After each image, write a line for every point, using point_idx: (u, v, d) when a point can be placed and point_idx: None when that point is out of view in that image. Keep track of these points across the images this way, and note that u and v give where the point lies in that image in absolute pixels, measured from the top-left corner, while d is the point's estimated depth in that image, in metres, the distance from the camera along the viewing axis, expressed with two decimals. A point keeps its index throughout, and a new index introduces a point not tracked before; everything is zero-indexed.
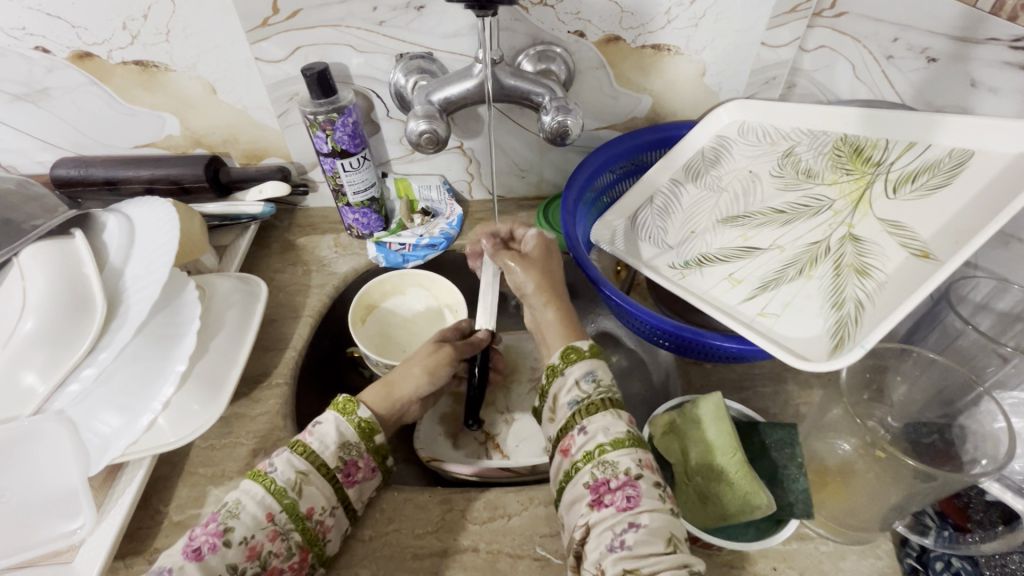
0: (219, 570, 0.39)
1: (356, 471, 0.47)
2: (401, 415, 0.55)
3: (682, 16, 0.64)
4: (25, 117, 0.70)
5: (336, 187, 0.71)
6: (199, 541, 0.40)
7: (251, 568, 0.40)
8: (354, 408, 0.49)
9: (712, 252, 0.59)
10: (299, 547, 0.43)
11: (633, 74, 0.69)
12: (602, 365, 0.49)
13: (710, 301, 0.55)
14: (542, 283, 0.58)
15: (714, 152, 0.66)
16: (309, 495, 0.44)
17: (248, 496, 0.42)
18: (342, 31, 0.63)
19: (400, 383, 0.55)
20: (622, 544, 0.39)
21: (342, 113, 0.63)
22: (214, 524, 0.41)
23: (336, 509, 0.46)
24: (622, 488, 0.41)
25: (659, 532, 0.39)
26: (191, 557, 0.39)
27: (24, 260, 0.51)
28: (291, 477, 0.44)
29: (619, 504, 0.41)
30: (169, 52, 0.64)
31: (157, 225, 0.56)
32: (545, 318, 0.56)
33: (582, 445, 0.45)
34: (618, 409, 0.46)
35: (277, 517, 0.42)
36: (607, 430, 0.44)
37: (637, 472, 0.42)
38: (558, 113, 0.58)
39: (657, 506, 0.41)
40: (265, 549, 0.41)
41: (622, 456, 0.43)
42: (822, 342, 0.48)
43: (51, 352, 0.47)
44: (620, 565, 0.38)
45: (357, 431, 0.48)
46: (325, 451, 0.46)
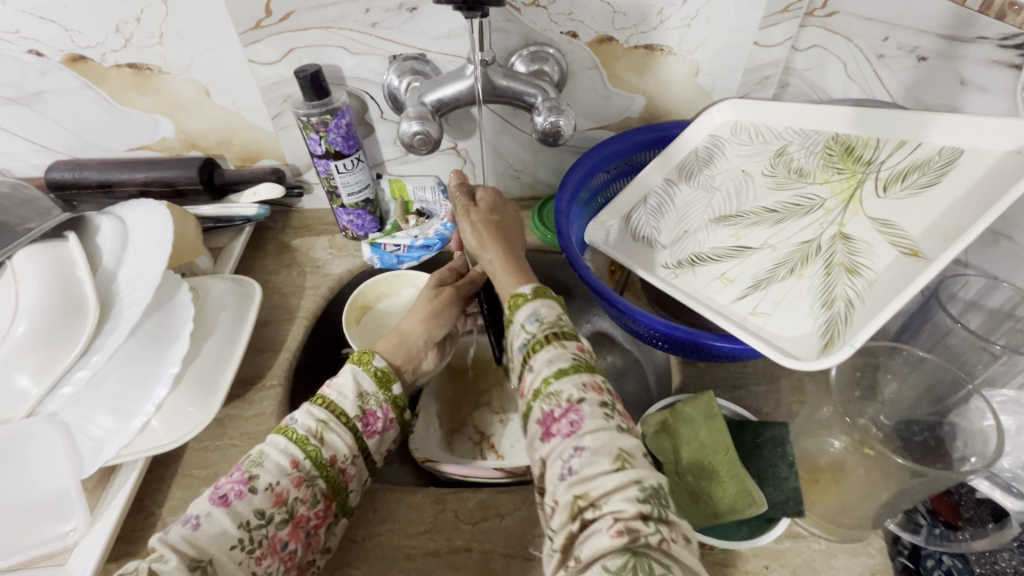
0: (246, 515, 0.40)
1: (374, 421, 0.48)
2: (417, 362, 0.57)
3: (674, 17, 0.64)
4: (20, 120, 0.70)
5: (330, 188, 0.71)
6: (225, 488, 0.41)
7: (279, 513, 0.41)
8: (370, 358, 0.51)
9: (704, 251, 0.59)
10: (323, 495, 0.44)
11: (626, 74, 0.69)
12: (548, 303, 0.48)
13: (702, 301, 0.55)
14: (487, 232, 0.58)
15: (707, 152, 0.66)
16: (330, 443, 0.45)
17: (271, 447, 0.44)
18: (335, 34, 0.63)
19: (411, 333, 0.57)
20: (570, 470, 0.38)
21: (334, 115, 0.63)
22: (240, 473, 0.42)
23: (357, 458, 0.47)
24: (565, 415, 0.41)
25: (604, 451, 0.38)
26: (218, 504, 0.40)
27: (17, 263, 0.51)
28: (311, 425, 0.45)
29: (564, 432, 0.40)
30: (163, 55, 0.65)
31: (151, 228, 0.56)
32: (490, 263, 0.56)
33: (531, 384, 0.44)
34: (564, 339, 0.45)
35: (301, 464, 0.43)
36: (550, 363, 0.44)
37: (579, 396, 0.41)
38: (550, 114, 0.59)
39: (601, 426, 0.39)
40: (290, 496, 0.42)
41: (564, 384, 0.42)
42: (812, 341, 0.48)
43: (45, 354, 0.47)
44: (571, 492, 0.37)
45: (375, 381, 0.50)
46: (344, 401, 0.48)
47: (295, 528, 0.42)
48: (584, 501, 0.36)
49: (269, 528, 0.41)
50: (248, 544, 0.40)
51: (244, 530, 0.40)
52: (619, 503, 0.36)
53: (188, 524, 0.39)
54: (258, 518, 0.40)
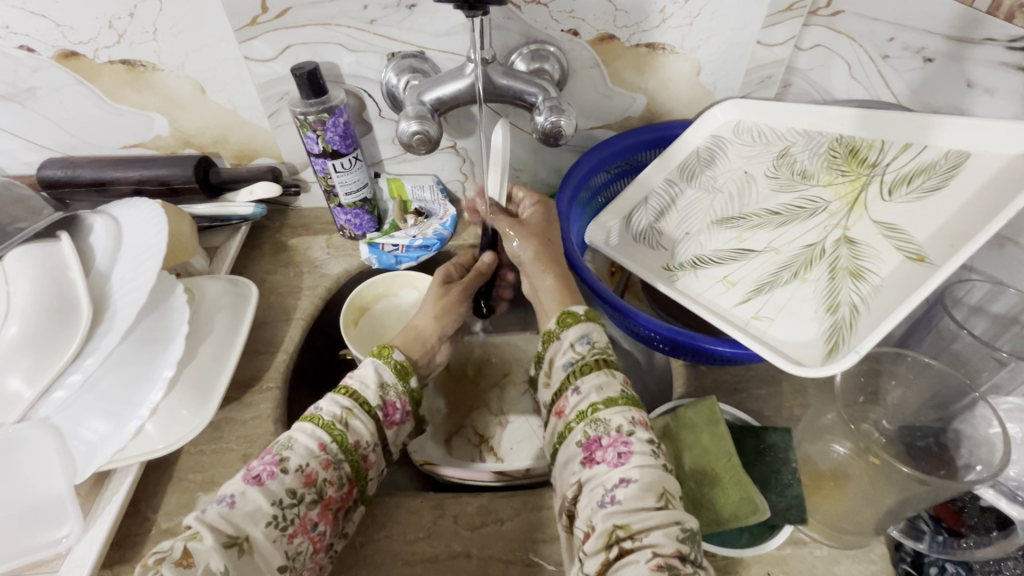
0: (280, 494, 0.40)
1: (393, 412, 0.49)
2: (431, 357, 0.58)
3: (677, 15, 0.63)
4: (11, 117, 0.68)
5: (328, 187, 0.70)
6: (257, 469, 0.41)
7: (309, 493, 0.41)
8: (390, 353, 0.52)
9: (707, 254, 0.59)
10: (347, 478, 0.44)
11: (627, 73, 0.69)
12: (597, 327, 0.50)
13: (704, 304, 0.55)
14: (540, 252, 0.56)
15: (708, 152, 0.66)
16: (355, 429, 0.45)
17: (299, 431, 0.44)
18: (332, 30, 0.62)
19: (426, 328, 0.58)
20: (613, 499, 0.39)
21: (332, 113, 0.62)
22: (270, 455, 0.42)
23: (378, 446, 0.47)
24: (613, 445, 0.41)
25: (650, 488, 0.39)
26: (252, 483, 0.40)
27: (8, 263, 0.50)
28: (336, 411, 0.46)
29: (610, 461, 0.41)
30: (157, 51, 0.63)
31: (145, 228, 0.55)
32: (544, 287, 0.55)
33: (576, 405, 0.45)
34: (612, 368, 0.47)
35: (329, 447, 0.44)
36: (600, 389, 0.45)
37: (629, 429, 0.42)
38: (551, 114, 0.58)
39: (648, 461, 0.40)
40: (320, 477, 0.42)
41: (614, 414, 0.43)
42: (816, 346, 0.48)
43: (38, 358, 0.46)
44: (611, 520, 0.38)
45: (394, 372, 0.50)
46: (366, 390, 0.48)
47: (325, 508, 0.43)
48: (624, 531, 0.37)
49: (301, 507, 0.41)
50: (281, 522, 0.40)
51: (276, 508, 0.40)
52: (661, 538, 0.37)
53: (223, 501, 0.40)
54: (290, 497, 0.41)
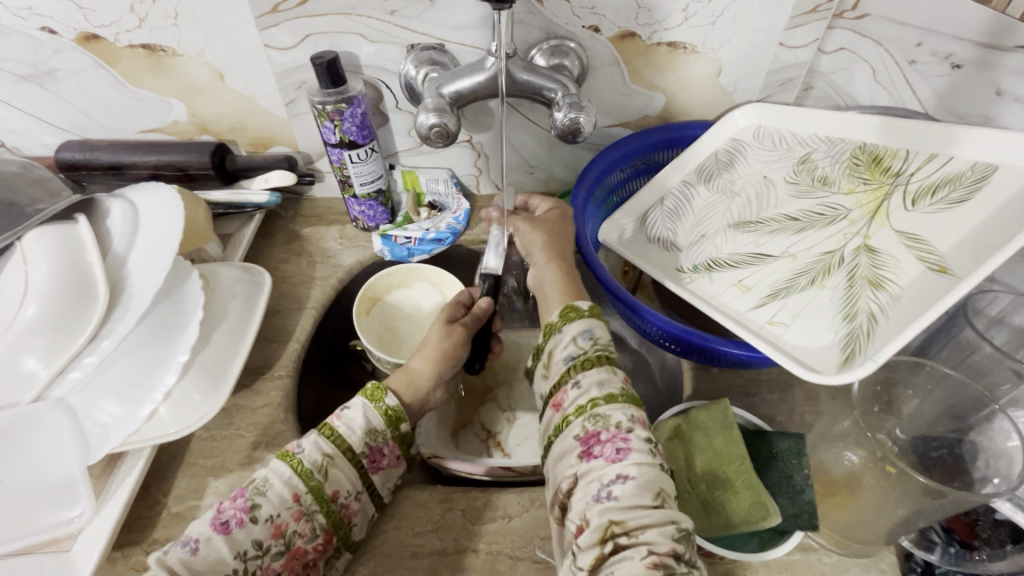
0: (244, 545, 0.40)
1: (380, 458, 0.47)
2: (426, 403, 0.53)
3: (699, 14, 0.63)
4: (30, 98, 0.69)
5: (343, 178, 0.70)
6: (227, 514, 0.41)
7: (276, 545, 0.41)
8: (383, 396, 0.48)
9: (722, 257, 0.58)
10: (323, 529, 0.43)
11: (648, 71, 0.68)
12: (601, 325, 0.49)
13: (719, 308, 0.54)
14: (548, 247, 0.58)
15: (727, 155, 0.65)
16: (334, 478, 0.44)
17: (276, 473, 0.43)
18: (353, 20, 0.62)
19: (420, 372, 0.53)
20: (609, 495, 0.39)
21: (350, 104, 0.62)
22: (244, 498, 0.42)
23: (361, 493, 0.46)
24: (612, 441, 0.41)
25: (647, 485, 0.39)
26: (219, 530, 0.40)
27: (27, 244, 0.51)
28: (317, 458, 0.44)
29: (609, 456, 0.41)
30: (177, 37, 0.63)
31: (162, 213, 0.56)
32: (546, 279, 0.56)
33: (576, 399, 0.45)
34: (613, 366, 0.46)
35: (303, 498, 0.42)
36: (601, 385, 0.45)
37: (628, 425, 0.42)
38: (571, 110, 0.58)
39: (646, 459, 0.40)
40: (289, 529, 0.41)
41: (614, 410, 0.43)
42: (832, 353, 0.47)
43: (54, 338, 0.46)
44: (606, 516, 0.38)
45: (385, 419, 0.47)
46: (352, 436, 0.46)
47: (291, 559, 0.42)
48: (620, 527, 0.38)
49: (265, 558, 0.40)
50: (242, 574, 0.40)
51: (240, 560, 0.40)
52: (655, 537, 0.37)
53: (186, 546, 0.39)
54: (255, 548, 0.40)
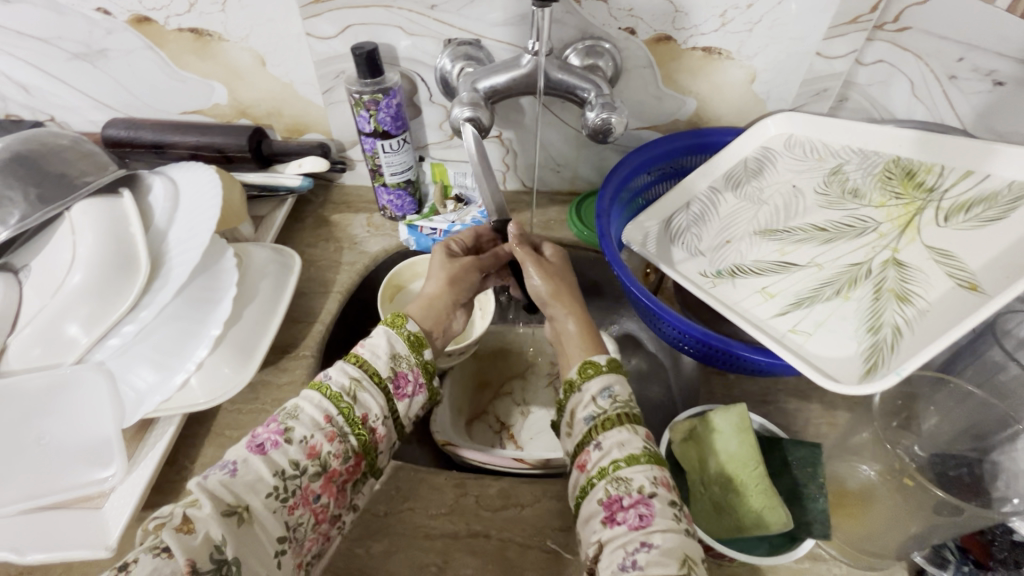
0: (281, 465, 0.42)
1: (405, 384, 0.49)
2: (448, 325, 0.57)
3: (737, 21, 0.63)
4: (82, 75, 0.71)
5: (374, 167, 0.71)
6: (262, 438, 0.43)
7: (313, 466, 0.43)
8: (404, 324, 0.52)
9: (747, 264, 0.58)
10: (354, 452, 0.45)
11: (681, 76, 0.69)
12: (620, 380, 0.48)
13: (741, 313, 0.54)
14: (562, 291, 0.57)
15: (757, 163, 0.66)
16: (362, 402, 0.46)
17: (306, 400, 0.45)
18: (394, 13, 0.64)
19: (440, 296, 0.57)
20: (633, 564, 0.37)
21: (387, 94, 0.64)
22: (276, 424, 0.44)
23: (387, 419, 0.48)
24: (634, 506, 0.40)
25: (672, 553, 0.37)
26: (255, 451, 0.42)
27: (75, 215, 0.53)
28: (345, 382, 0.46)
29: (631, 523, 0.39)
30: (224, 23, 0.66)
31: (201, 192, 0.58)
32: (563, 330, 0.55)
33: (598, 461, 0.43)
34: (635, 424, 0.45)
35: (335, 420, 0.45)
36: (622, 446, 0.43)
37: (651, 490, 0.40)
38: (603, 110, 0.59)
39: (670, 526, 0.39)
40: (323, 450, 0.43)
41: (636, 473, 0.41)
42: (854, 364, 0.47)
43: (96, 306, 0.48)
44: None
45: (407, 343, 0.51)
46: (376, 360, 0.49)
47: (328, 482, 0.44)
48: None
49: (302, 479, 0.42)
50: (281, 493, 0.41)
51: (279, 477, 0.41)
52: None
53: (225, 468, 0.41)
54: (292, 468, 0.42)
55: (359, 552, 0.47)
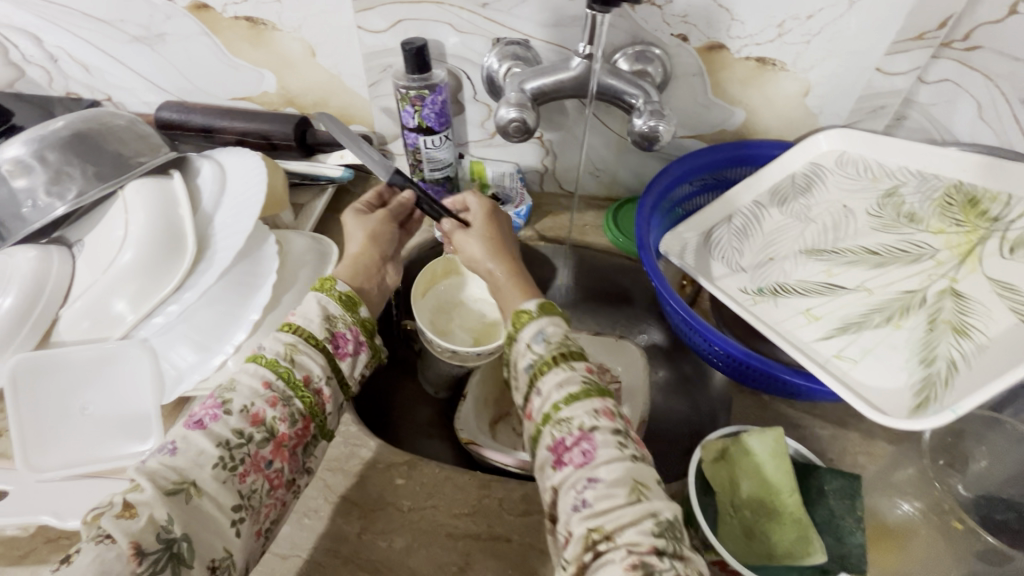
0: (224, 435, 0.41)
1: (344, 344, 0.50)
2: (381, 279, 0.59)
3: (795, 32, 0.62)
4: (139, 57, 0.73)
5: (415, 161, 0.72)
6: (200, 414, 0.42)
7: (258, 433, 0.42)
8: (332, 285, 0.52)
9: (790, 283, 0.56)
10: (301, 415, 0.45)
11: (731, 86, 0.67)
12: (554, 322, 0.47)
13: (783, 334, 0.52)
14: (490, 242, 0.58)
15: (805, 178, 0.65)
16: (301, 364, 0.46)
17: (243, 371, 0.45)
18: (445, 10, 0.64)
19: (363, 253, 0.58)
20: (584, 502, 0.38)
21: (433, 91, 0.64)
22: (213, 400, 0.43)
23: (331, 379, 0.48)
24: (578, 444, 0.40)
25: (620, 482, 0.38)
26: (194, 427, 0.41)
27: (128, 194, 0.55)
28: (280, 349, 0.46)
29: (577, 461, 0.39)
30: (278, 12, 0.67)
31: (246, 178, 0.60)
32: (495, 277, 0.55)
33: (541, 407, 0.43)
34: (571, 362, 0.44)
35: (274, 385, 0.44)
36: (561, 387, 0.43)
37: (591, 424, 0.40)
38: (651, 118, 0.58)
39: (614, 456, 0.39)
40: (268, 416, 0.43)
41: (575, 412, 0.41)
42: (903, 397, 0.45)
43: (144, 284, 0.50)
44: (585, 525, 0.37)
45: (340, 304, 0.51)
46: (311, 325, 0.49)
47: (278, 447, 0.43)
48: (599, 533, 0.36)
49: (250, 447, 0.42)
50: (230, 462, 0.40)
51: (223, 449, 0.41)
52: (637, 537, 0.36)
53: (164, 449, 0.40)
54: (237, 437, 0.41)
55: (381, 545, 0.47)
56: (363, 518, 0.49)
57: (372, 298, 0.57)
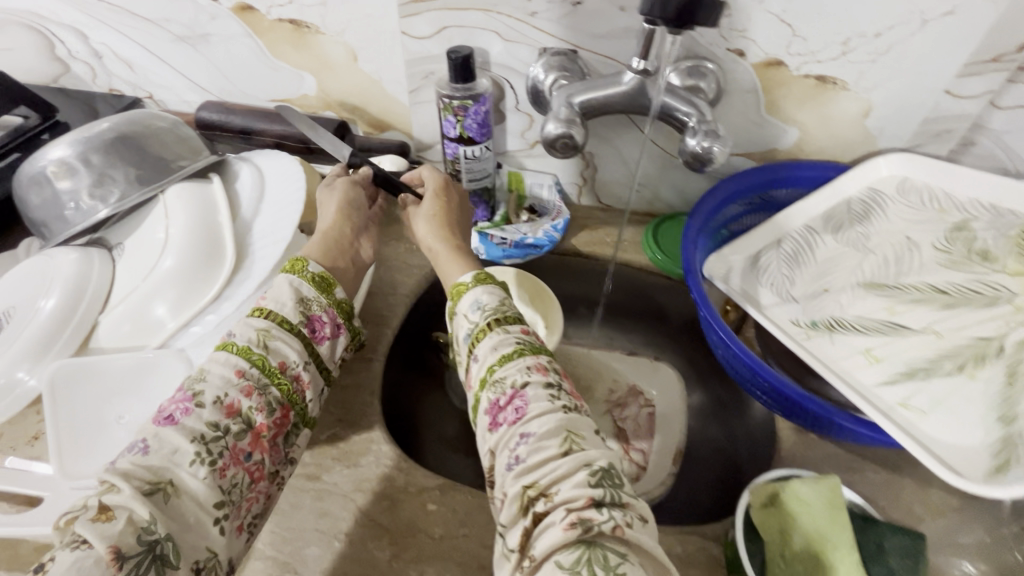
0: (200, 430, 0.41)
1: (320, 328, 0.51)
2: (355, 252, 0.58)
3: (860, 50, 0.58)
4: (182, 56, 0.73)
5: (453, 172, 0.70)
6: (171, 409, 0.42)
7: (234, 424, 0.42)
8: (304, 266, 0.52)
9: (846, 318, 0.54)
10: (278, 404, 0.45)
11: (787, 104, 0.64)
12: (490, 289, 0.49)
13: (841, 376, 0.49)
14: (443, 213, 0.58)
15: (863, 206, 0.63)
16: (276, 350, 0.47)
17: (213, 362, 0.44)
18: (492, 18, 0.62)
19: (333, 227, 0.57)
20: (517, 459, 0.38)
21: (476, 101, 0.63)
22: (183, 394, 0.43)
23: (309, 364, 0.49)
24: (511, 402, 0.41)
25: (552, 434, 0.39)
26: (164, 423, 0.41)
27: (168, 198, 0.55)
28: (252, 335, 0.46)
29: (510, 419, 0.41)
30: (322, 16, 0.66)
31: (284, 183, 0.61)
32: (439, 249, 0.56)
33: (477, 372, 0.45)
34: (507, 325, 0.46)
35: (247, 373, 0.44)
36: (495, 350, 0.44)
37: (523, 382, 0.42)
38: (705, 138, 0.55)
39: (546, 409, 0.40)
40: (243, 407, 0.43)
41: (508, 372, 0.43)
42: (981, 455, 0.43)
43: (182, 293, 0.51)
44: (519, 483, 0.38)
45: (314, 286, 0.51)
46: (284, 309, 0.49)
47: (257, 438, 0.43)
48: (534, 490, 0.37)
49: (227, 439, 0.41)
50: (207, 457, 0.40)
51: (197, 443, 0.40)
52: (572, 493, 0.36)
53: (137, 448, 0.40)
54: (213, 431, 0.41)
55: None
56: (394, 544, 0.46)
57: (344, 273, 0.56)
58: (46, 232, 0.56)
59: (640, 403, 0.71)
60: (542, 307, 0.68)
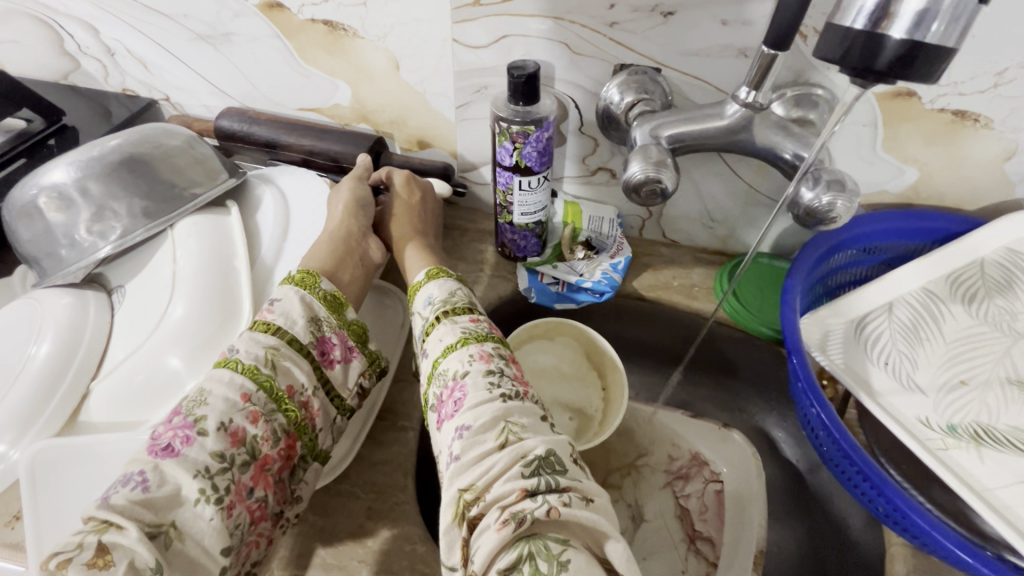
0: (203, 463, 0.34)
1: (330, 350, 0.44)
2: (362, 253, 0.53)
3: (1019, 82, 0.46)
4: (202, 57, 0.65)
5: (503, 203, 0.61)
6: (165, 438, 0.35)
7: (239, 454, 0.36)
8: (317, 282, 0.46)
9: (997, 428, 0.45)
10: (284, 432, 0.39)
11: (909, 141, 0.52)
12: (440, 285, 0.48)
13: (996, 510, 0.40)
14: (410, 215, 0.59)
15: (1001, 272, 0.53)
16: (285, 371, 0.40)
17: (215, 381, 0.38)
18: (561, 27, 0.52)
19: (340, 228, 0.53)
20: (452, 456, 0.35)
21: (539, 127, 0.53)
22: (181, 419, 0.36)
23: (319, 390, 0.42)
24: (451, 395, 0.39)
25: (486, 427, 0.36)
26: (162, 455, 0.34)
27: (179, 234, 0.48)
28: (260, 353, 0.40)
29: (449, 411, 0.38)
30: (362, 18, 0.56)
31: (310, 215, 0.55)
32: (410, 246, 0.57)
33: (426, 369, 0.43)
34: (456, 315, 0.44)
35: (254, 397, 0.38)
36: (441, 341, 0.43)
37: (463, 371, 0.39)
38: (828, 189, 0.45)
39: (482, 398, 0.37)
40: (249, 434, 0.36)
41: (450, 363, 0.40)
42: None
43: (192, 353, 0.43)
44: (455, 487, 0.34)
45: (325, 305, 0.46)
46: (294, 327, 0.42)
47: (260, 471, 0.37)
48: (470, 493, 0.34)
49: (233, 472, 0.35)
50: (212, 495, 0.34)
51: (201, 478, 0.34)
52: (503, 488, 0.33)
53: (131, 483, 0.32)
54: (217, 462, 0.35)
55: None
56: None
57: (349, 275, 0.50)
58: (40, 270, 0.48)
59: (705, 478, 0.60)
60: (601, 365, 0.59)
